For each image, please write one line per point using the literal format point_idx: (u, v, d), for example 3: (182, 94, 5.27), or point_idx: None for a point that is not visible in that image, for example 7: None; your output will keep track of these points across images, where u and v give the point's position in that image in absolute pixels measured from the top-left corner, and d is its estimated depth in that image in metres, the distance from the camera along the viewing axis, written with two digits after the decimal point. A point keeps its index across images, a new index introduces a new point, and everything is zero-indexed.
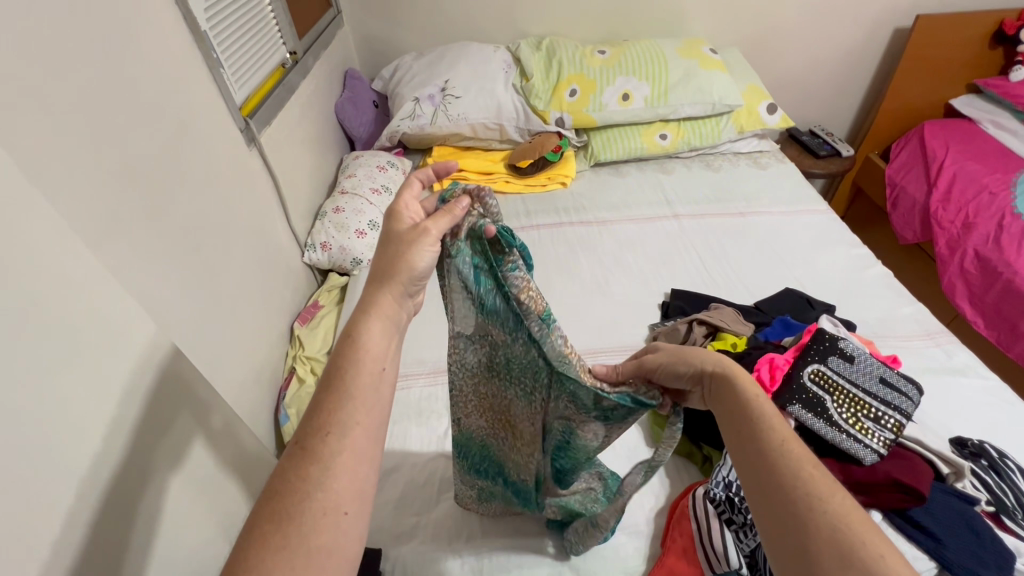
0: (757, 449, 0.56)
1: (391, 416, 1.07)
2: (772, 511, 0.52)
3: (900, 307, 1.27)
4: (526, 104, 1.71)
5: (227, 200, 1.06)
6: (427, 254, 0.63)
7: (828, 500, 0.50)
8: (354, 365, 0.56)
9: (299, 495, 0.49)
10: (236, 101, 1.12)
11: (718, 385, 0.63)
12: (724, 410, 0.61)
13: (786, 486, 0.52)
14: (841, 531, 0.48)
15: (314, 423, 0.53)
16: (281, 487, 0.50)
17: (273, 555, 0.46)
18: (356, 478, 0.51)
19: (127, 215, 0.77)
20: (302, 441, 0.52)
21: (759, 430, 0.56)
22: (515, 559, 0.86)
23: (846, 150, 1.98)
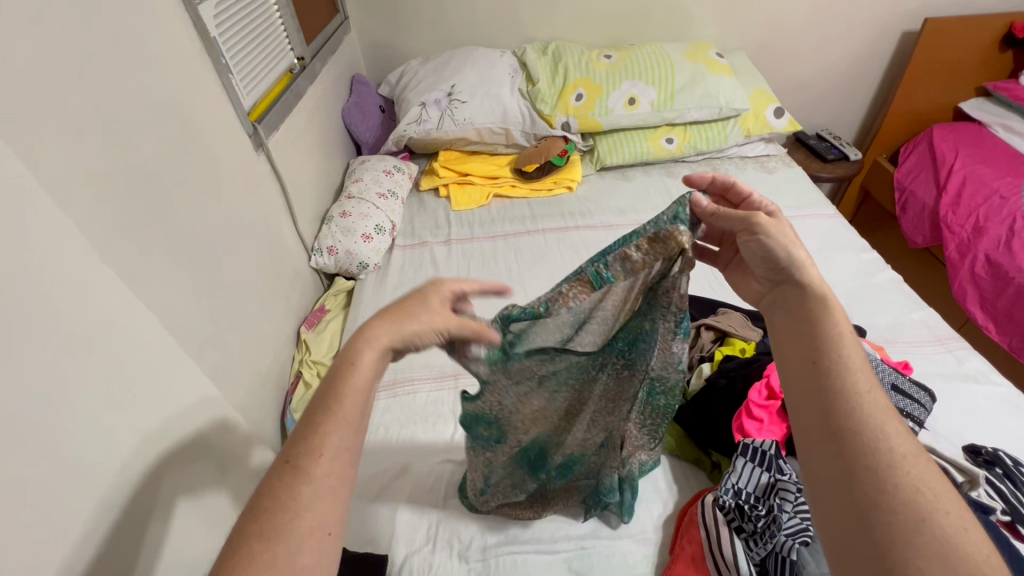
0: (830, 390, 0.55)
1: (397, 421, 1.07)
2: (833, 453, 0.52)
3: (910, 311, 1.26)
4: (532, 108, 1.71)
5: (235, 206, 1.06)
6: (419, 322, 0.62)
7: (904, 462, 0.50)
8: (350, 391, 0.55)
9: (289, 515, 0.48)
10: (244, 106, 1.13)
11: (800, 305, 0.63)
12: (800, 337, 0.61)
13: (861, 437, 0.51)
14: (914, 490, 0.47)
15: (302, 442, 0.52)
16: (265, 503, 0.49)
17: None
18: (339, 501, 0.51)
19: (135, 220, 0.77)
20: (295, 460, 0.51)
21: (840, 374, 0.56)
22: (521, 566, 0.85)
23: (854, 154, 1.97)
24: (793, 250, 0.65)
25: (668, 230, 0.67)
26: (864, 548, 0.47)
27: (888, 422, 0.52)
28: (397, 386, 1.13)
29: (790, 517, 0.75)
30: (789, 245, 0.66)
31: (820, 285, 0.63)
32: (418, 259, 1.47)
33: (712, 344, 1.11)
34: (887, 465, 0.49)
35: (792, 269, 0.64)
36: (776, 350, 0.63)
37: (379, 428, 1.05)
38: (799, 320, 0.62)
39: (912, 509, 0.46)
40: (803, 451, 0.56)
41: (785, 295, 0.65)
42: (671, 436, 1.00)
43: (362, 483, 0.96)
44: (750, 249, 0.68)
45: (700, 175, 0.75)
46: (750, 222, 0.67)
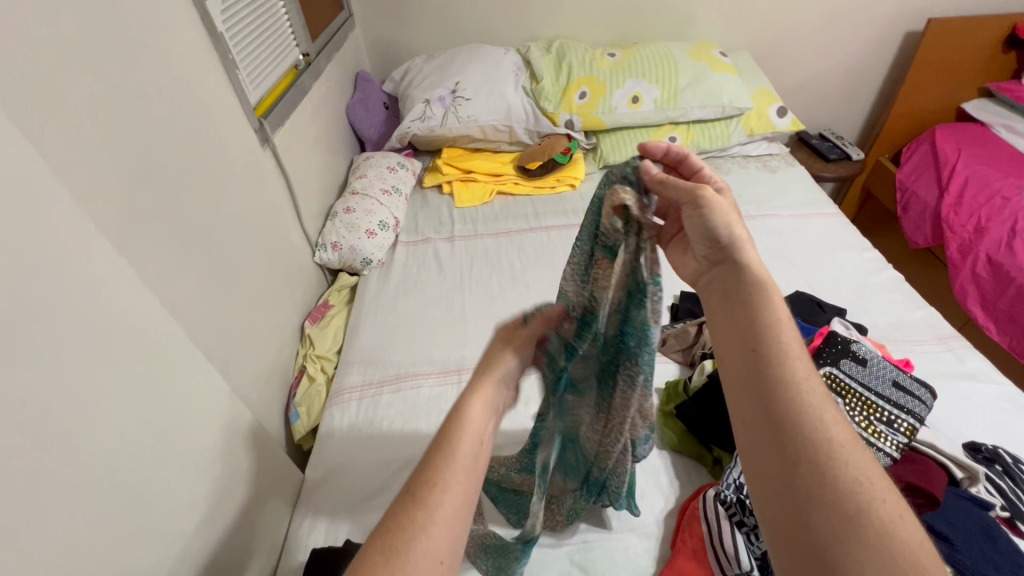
0: (766, 381, 0.56)
1: (401, 415, 1.08)
2: (772, 443, 0.53)
3: (912, 310, 1.26)
4: (536, 106, 1.72)
5: (243, 204, 1.08)
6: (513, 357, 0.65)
7: (842, 451, 0.51)
8: (456, 428, 0.57)
9: (405, 536, 0.49)
10: (251, 101, 1.14)
11: (744, 292, 0.62)
12: (738, 321, 0.61)
13: (801, 426, 0.52)
14: (846, 477, 0.48)
15: (419, 474, 0.54)
16: (386, 523, 0.50)
17: None
18: (454, 530, 0.51)
19: (145, 216, 0.79)
20: (410, 488, 0.53)
21: (778, 360, 0.56)
22: (524, 559, 0.86)
23: (856, 154, 1.97)
24: (732, 230, 0.64)
25: (614, 188, 0.65)
26: (800, 540, 0.48)
27: (823, 411, 0.53)
28: (400, 380, 1.15)
29: None
30: (728, 222, 0.64)
31: (754, 264, 0.63)
32: (422, 256, 1.48)
33: None
34: (821, 455, 0.50)
35: (732, 249, 0.64)
36: (715, 338, 0.63)
37: (383, 422, 1.07)
38: (743, 308, 0.61)
39: (847, 499, 0.47)
40: (743, 443, 0.56)
41: (725, 277, 0.64)
42: (673, 431, 1.01)
43: (363, 478, 0.98)
44: (693, 228, 0.66)
45: (654, 142, 0.71)
46: (695, 195, 0.64)
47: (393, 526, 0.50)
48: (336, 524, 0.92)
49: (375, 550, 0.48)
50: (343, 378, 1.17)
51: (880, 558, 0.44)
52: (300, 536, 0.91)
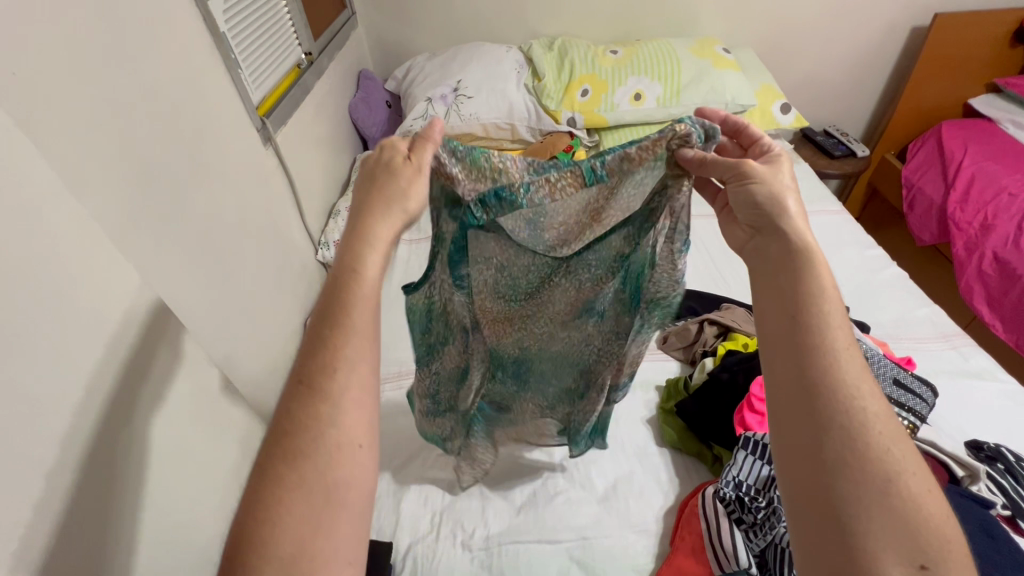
0: (808, 349, 0.55)
1: (404, 413, 1.09)
2: (805, 416, 0.53)
3: (915, 308, 1.26)
4: (537, 104, 1.72)
5: (246, 204, 1.09)
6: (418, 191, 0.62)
7: (876, 423, 0.51)
8: (352, 295, 0.54)
9: (310, 431, 0.48)
10: (253, 101, 1.14)
11: (784, 261, 0.59)
12: (777, 290, 0.59)
13: (836, 400, 0.52)
14: (876, 456, 0.49)
15: (310, 364, 0.51)
16: (285, 424, 0.49)
17: (288, 490, 0.46)
18: (365, 411, 0.51)
19: (148, 216, 0.79)
20: (308, 380, 0.51)
21: (818, 329, 0.55)
22: (524, 555, 0.87)
23: (861, 151, 1.96)
24: (782, 203, 0.62)
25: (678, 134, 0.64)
26: (828, 512, 0.49)
27: (860, 388, 0.53)
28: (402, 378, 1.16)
29: None
30: (777, 193, 0.62)
31: (802, 239, 0.60)
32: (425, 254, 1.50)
33: (715, 338, 1.12)
34: (856, 437, 0.50)
35: (774, 217, 0.61)
36: (756, 302, 0.62)
37: (386, 420, 1.08)
38: (782, 278, 0.59)
39: (875, 479, 0.48)
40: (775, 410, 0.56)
41: (767, 244, 0.62)
42: (674, 428, 1.01)
43: None
44: (737, 201, 0.64)
45: (713, 110, 0.73)
46: (741, 168, 0.63)
47: (294, 424, 0.49)
48: None
49: (276, 454, 0.48)
50: None
51: (910, 542, 0.46)
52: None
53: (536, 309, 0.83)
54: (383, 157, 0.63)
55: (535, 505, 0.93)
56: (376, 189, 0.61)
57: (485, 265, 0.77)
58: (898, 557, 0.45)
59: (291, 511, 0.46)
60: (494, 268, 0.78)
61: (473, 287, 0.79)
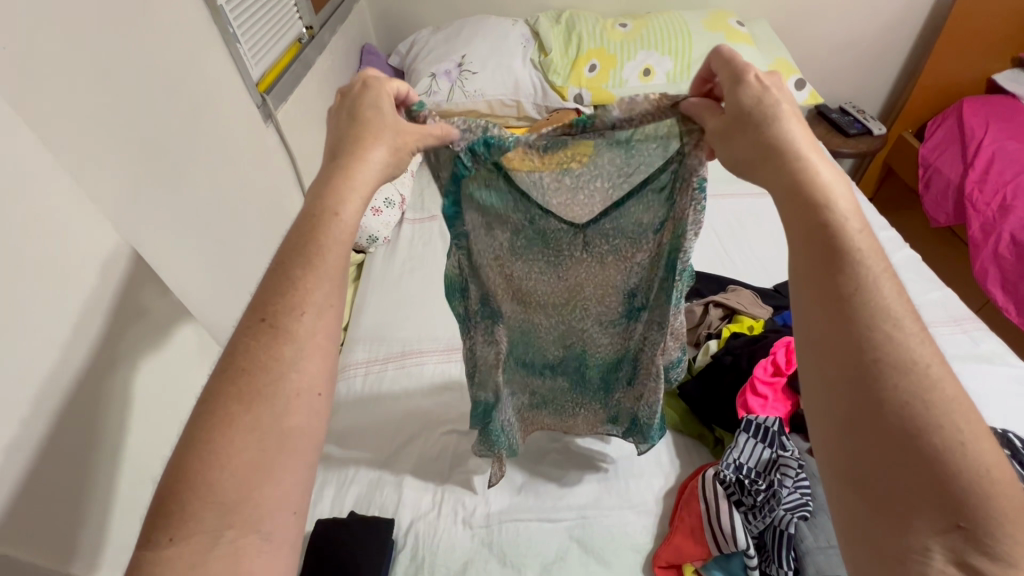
0: (846, 314, 0.48)
1: (407, 393, 1.11)
2: (848, 394, 0.47)
3: (927, 291, 1.23)
4: (544, 80, 1.67)
5: (248, 183, 1.08)
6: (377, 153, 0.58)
7: (924, 389, 0.45)
8: (325, 238, 0.52)
9: (274, 375, 0.48)
10: (253, 77, 1.13)
11: (805, 208, 0.52)
12: (802, 252, 0.52)
13: (883, 375, 0.46)
14: (922, 409, 0.45)
15: (277, 304, 0.50)
16: (243, 365, 0.48)
17: (240, 435, 0.46)
18: (329, 361, 0.51)
19: (147, 194, 0.79)
20: (270, 320, 0.50)
21: (855, 290, 0.48)
22: (524, 533, 0.88)
23: (877, 128, 1.90)
24: (789, 135, 0.53)
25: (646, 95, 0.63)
26: (876, 494, 0.45)
27: (903, 327, 0.47)
28: (405, 358, 1.17)
29: (790, 492, 0.76)
30: (776, 113, 0.54)
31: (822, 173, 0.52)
32: (429, 234, 1.50)
33: (720, 321, 1.11)
34: (893, 385, 0.46)
35: (781, 158, 0.53)
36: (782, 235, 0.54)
37: (388, 399, 1.09)
38: (803, 238, 0.51)
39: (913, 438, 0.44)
40: (815, 388, 0.50)
41: (773, 185, 0.54)
42: (675, 410, 1.00)
43: (367, 452, 1.01)
44: (735, 140, 0.56)
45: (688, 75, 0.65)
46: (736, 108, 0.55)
47: (248, 365, 0.48)
48: (342, 495, 0.95)
49: (227, 396, 0.47)
50: (349, 355, 1.20)
51: (949, 505, 0.43)
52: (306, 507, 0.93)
53: (555, 284, 0.78)
54: (374, 104, 0.60)
55: (535, 482, 0.95)
56: (352, 135, 0.58)
57: (499, 237, 0.74)
58: (931, 517, 0.43)
59: (241, 455, 0.45)
60: (513, 239, 0.74)
61: (490, 261, 0.76)
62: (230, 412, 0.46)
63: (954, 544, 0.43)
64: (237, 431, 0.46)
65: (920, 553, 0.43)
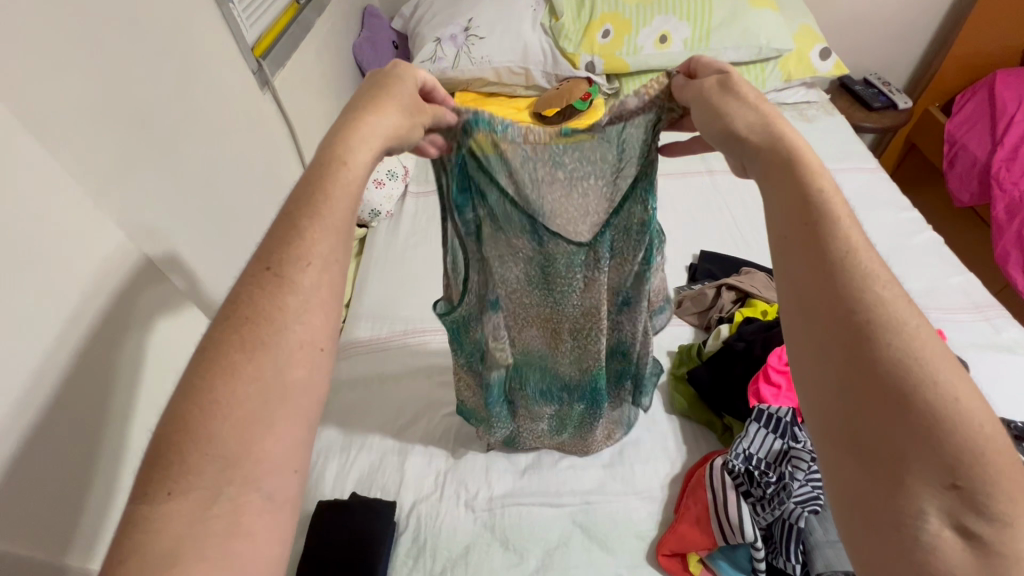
0: (835, 282, 0.42)
1: (409, 372, 1.09)
2: (831, 358, 0.41)
3: (949, 276, 1.19)
4: (554, 46, 1.60)
5: (244, 154, 1.04)
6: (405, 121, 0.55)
7: (916, 343, 0.39)
8: (330, 184, 0.47)
9: (275, 325, 0.43)
10: (248, 41, 1.07)
11: (780, 171, 0.48)
12: (783, 229, 0.46)
13: (875, 335, 0.40)
14: (905, 368, 0.38)
15: (279, 248, 0.45)
16: (243, 313, 0.43)
17: (241, 387, 0.41)
18: (334, 316, 0.46)
19: (136, 167, 0.75)
20: (275, 268, 0.45)
21: (844, 254, 0.43)
22: (525, 518, 0.87)
23: (903, 102, 1.82)
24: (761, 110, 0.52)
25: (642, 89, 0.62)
26: (869, 460, 0.38)
27: (889, 287, 0.42)
28: (408, 336, 1.15)
29: (801, 485, 0.74)
30: (745, 96, 0.53)
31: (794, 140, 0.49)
32: (432, 207, 1.46)
33: (732, 304, 1.08)
34: (884, 343, 0.39)
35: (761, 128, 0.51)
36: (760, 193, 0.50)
37: (390, 378, 1.08)
38: (782, 201, 0.47)
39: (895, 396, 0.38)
40: (802, 366, 0.43)
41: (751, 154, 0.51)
42: (684, 396, 0.98)
43: (369, 431, 1.00)
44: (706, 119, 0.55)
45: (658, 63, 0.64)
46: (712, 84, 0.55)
47: (248, 313, 0.43)
48: (343, 475, 0.94)
49: (228, 343, 0.42)
50: (351, 332, 1.17)
51: (939, 457, 0.36)
52: (312, 486, 0.92)
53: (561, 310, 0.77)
54: (404, 68, 0.58)
55: (536, 468, 0.93)
56: (377, 89, 0.55)
57: (509, 264, 0.74)
58: (924, 473, 0.36)
59: (238, 408, 0.40)
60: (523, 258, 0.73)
61: (501, 284, 0.76)
62: (229, 359, 0.41)
63: (951, 505, 0.36)
64: (239, 377, 0.41)
65: (916, 516, 0.36)
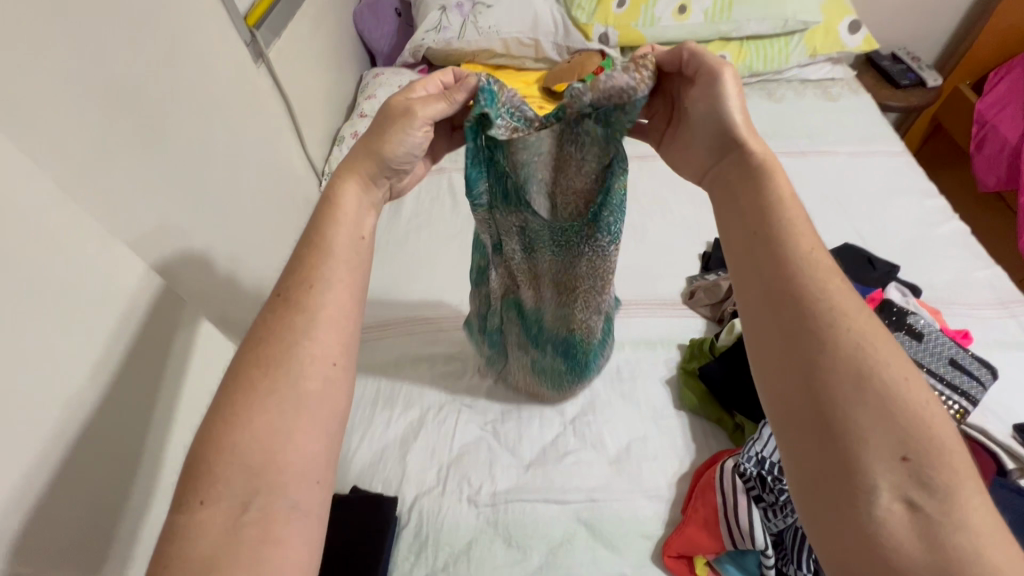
0: (798, 295, 0.52)
1: (411, 361, 1.06)
2: (790, 355, 0.50)
3: (974, 270, 1.13)
4: (566, 16, 1.51)
5: (235, 132, 1.00)
6: (412, 135, 0.63)
7: (871, 350, 0.48)
8: (331, 224, 0.60)
9: (288, 342, 0.53)
10: (240, 9, 1.00)
11: (758, 201, 0.58)
12: (758, 247, 0.56)
13: (830, 337, 0.49)
14: (855, 351, 0.48)
15: (293, 277, 0.57)
16: (261, 334, 0.54)
17: (263, 401, 0.50)
18: (342, 331, 0.56)
19: (112, 148, 0.71)
20: (284, 294, 0.56)
21: (804, 270, 0.53)
22: (530, 514, 0.85)
23: (933, 80, 1.72)
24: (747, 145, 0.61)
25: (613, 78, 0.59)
26: (828, 442, 0.46)
27: (845, 299, 0.52)
28: (410, 324, 1.12)
29: None
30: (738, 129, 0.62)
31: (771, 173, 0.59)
32: (436, 188, 1.41)
33: None
34: (838, 342, 0.49)
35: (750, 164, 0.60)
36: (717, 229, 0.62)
37: (392, 366, 1.06)
38: (756, 225, 0.57)
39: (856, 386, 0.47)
40: (764, 365, 0.53)
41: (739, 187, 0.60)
42: (694, 392, 0.95)
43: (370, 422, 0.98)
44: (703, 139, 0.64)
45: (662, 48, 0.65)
46: (710, 102, 0.62)
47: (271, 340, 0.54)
48: (345, 468, 0.92)
49: (251, 367, 0.52)
50: None
51: (894, 434, 0.44)
52: (349, 458, 0.93)
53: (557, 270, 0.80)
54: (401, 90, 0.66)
55: (542, 462, 0.91)
56: (376, 122, 0.65)
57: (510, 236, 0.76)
58: (878, 451, 0.44)
59: (260, 420, 0.49)
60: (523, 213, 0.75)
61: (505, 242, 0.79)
62: (253, 382, 0.51)
63: (900, 480, 0.43)
64: (260, 396, 0.50)
65: (868, 490, 0.44)
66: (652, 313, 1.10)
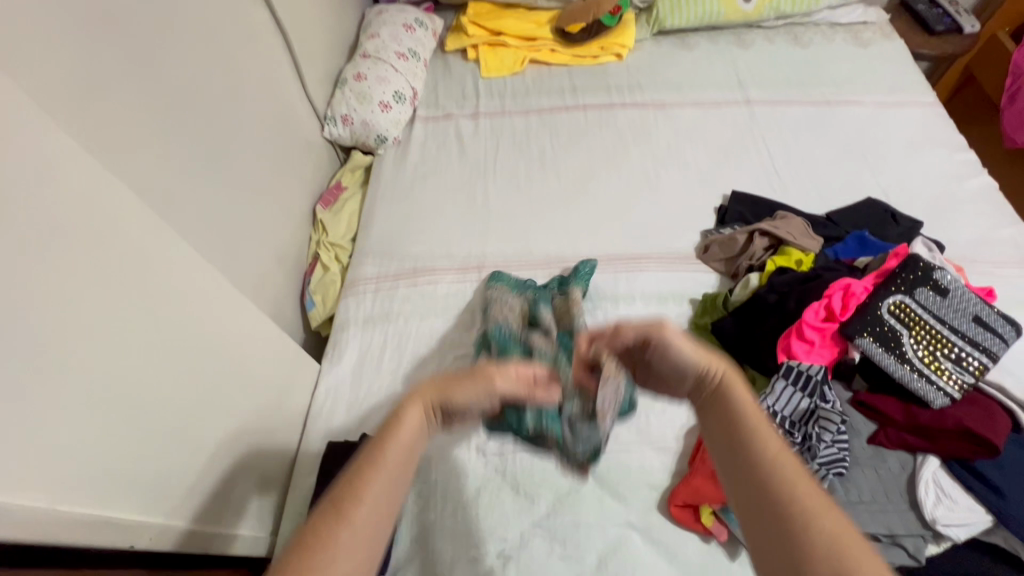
0: (760, 493, 0.47)
1: (419, 312, 1.05)
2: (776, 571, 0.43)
3: (1000, 227, 1.10)
4: None
5: (227, 69, 0.96)
6: (475, 394, 0.58)
7: (846, 544, 0.41)
8: (388, 438, 0.54)
9: (328, 538, 0.45)
10: None
11: (714, 393, 0.56)
12: (725, 445, 0.52)
13: (799, 542, 0.42)
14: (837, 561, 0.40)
15: (347, 492, 0.48)
16: (307, 540, 0.45)
17: None
18: (380, 510, 0.49)
19: (95, 74, 0.68)
20: (338, 502, 0.48)
21: (759, 465, 0.48)
22: (538, 465, 0.86)
23: (970, 25, 1.62)
24: (694, 357, 0.58)
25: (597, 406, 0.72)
26: None
27: (812, 490, 0.46)
28: (418, 275, 1.11)
29: (827, 446, 0.70)
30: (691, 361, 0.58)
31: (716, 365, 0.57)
32: (443, 135, 1.36)
33: (764, 252, 1.01)
34: (813, 547, 0.42)
35: (701, 376, 0.57)
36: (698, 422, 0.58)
37: (399, 317, 1.05)
38: (716, 420, 0.54)
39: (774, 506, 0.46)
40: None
41: (706, 407, 0.56)
42: (706, 346, 0.94)
43: (378, 372, 0.98)
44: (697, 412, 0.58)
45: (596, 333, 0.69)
46: (653, 333, 0.59)
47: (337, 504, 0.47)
48: (353, 415, 0.93)
49: (292, 550, 0.45)
50: (359, 269, 1.13)
51: None
52: (319, 415, 0.94)
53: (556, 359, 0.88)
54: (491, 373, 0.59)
55: None
56: (437, 384, 0.59)
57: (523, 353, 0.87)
58: None
59: None
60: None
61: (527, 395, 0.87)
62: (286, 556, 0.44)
63: None
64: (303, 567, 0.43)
65: None
66: (664, 268, 1.08)
